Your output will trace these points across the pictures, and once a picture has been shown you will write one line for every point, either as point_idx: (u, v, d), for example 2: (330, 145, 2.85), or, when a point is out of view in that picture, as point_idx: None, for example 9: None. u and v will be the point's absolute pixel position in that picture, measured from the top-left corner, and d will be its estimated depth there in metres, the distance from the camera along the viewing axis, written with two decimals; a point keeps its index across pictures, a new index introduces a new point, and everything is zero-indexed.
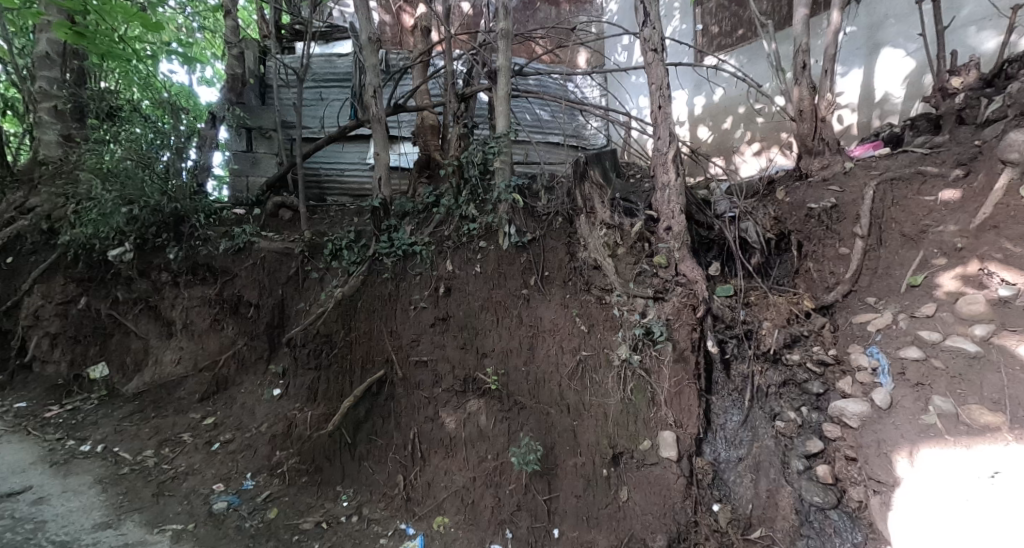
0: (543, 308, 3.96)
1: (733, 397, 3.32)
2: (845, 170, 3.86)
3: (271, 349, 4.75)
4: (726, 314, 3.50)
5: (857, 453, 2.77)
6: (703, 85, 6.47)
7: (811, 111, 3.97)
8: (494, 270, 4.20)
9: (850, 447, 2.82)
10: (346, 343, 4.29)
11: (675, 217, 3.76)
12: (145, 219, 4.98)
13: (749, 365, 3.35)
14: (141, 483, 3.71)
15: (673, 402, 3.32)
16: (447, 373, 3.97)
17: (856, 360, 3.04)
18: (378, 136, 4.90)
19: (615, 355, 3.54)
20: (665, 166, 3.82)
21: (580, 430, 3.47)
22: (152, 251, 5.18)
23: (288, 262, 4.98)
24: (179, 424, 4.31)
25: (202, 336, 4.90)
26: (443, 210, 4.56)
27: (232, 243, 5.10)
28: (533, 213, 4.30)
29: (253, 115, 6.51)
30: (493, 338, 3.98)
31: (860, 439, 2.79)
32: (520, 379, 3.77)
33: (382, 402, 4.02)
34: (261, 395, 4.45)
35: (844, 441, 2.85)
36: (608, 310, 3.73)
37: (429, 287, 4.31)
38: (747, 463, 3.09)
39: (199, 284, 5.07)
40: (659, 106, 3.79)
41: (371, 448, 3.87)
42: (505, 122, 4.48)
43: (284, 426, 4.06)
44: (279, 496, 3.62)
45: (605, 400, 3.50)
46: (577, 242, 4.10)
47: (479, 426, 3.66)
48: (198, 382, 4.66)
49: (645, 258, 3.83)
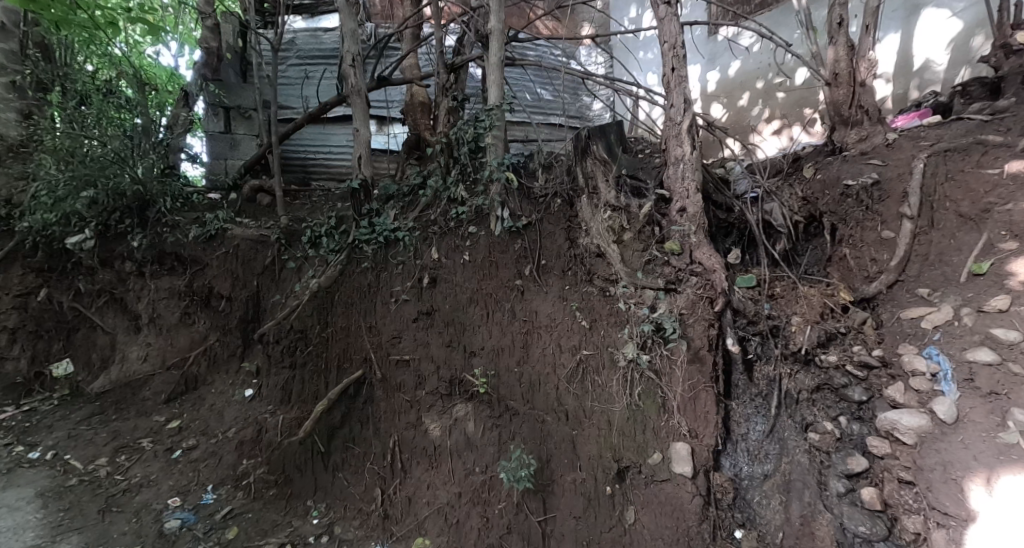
0: (539, 301, 3.54)
1: (756, 403, 2.91)
2: (888, 142, 3.29)
3: (245, 345, 4.33)
4: (749, 307, 3.05)
5: (915, 476, 2.29)
6: (718, 58, 6.01)
7: (850, 72, 3.43)
8: (484, 259, 3.76)
9: (905, 468, 2.35)
10: (322, 340, 3.90)
11: (690, 197, 3.28)
12: (109, 203, 4.60)
13: (776, 367, 2.92)
14: (88, 498, 3.31)
15: (686, 409, 2.91)
16: (431, 374, 3.55)
17: (910, 364, 2.55)
18: (357, 111, 4.43)
19: (619, 354, 3.12)
20: (678, 138, 3.33)
21: (580, 440, 3.03)
22: (116, 238, 4.77)
23: (264, 251, 4.60)
24: (141, 428, 3.92)
25: (171, 331, 4.49)
26: (430, 192, 4.12)
27: (203, 230, 4.71)
28: (529, 195, 3.88)
29: (232, 92, 6.04)
30: (482, 335, 3.56)
31: (920, 461, 2.31)
32: (512, 381, 3.34)
33: (360, 406, 3.61)
34: (231, 395, 4.05)
35: (896, 461, 2.39)
36: (612, 303, 3.30)
37: (412, 277, 3.88)
38: (775, 482, 2.67)
39: (167, 275, 4.69)
40: (672, 68, 3.30)
41: (346, 458, 3.46)
42: (499, 94, 4.00)
43: (253, 431, 3.68)
44: (241, 513, 3.22)
45: (608, 407, 3.07)
46: (578, 227, 3.65)
47: (466, 434, 3.24)
48: (165, 381, 4.26)
49: (655, 244, 3.38)
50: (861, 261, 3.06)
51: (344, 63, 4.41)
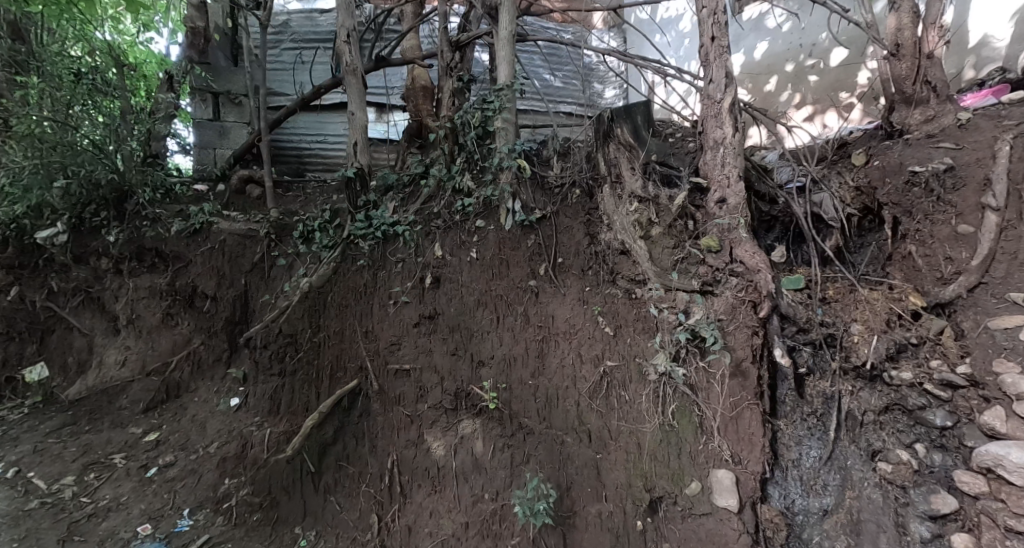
0: (555, 304, 3.16)
1: (809, 425, 2.51)
2: (960, 122, 2.78)
3: (231, 350, 3.96)
4: (801, 313, 2.67)
5: None
6: (743, 40, 5.62)
7: (914, 42, 2.96)
8: (494, 256, 3.38)
9: (1015, 515, 1.92)
10: (314, 346, 3.52)
11: (731, 186, 2.88)
12: (84, 193, 4.22)
13: (834, 382, 2.53)
14: (48, 524, 2.95)
15: (727, 430, 2.55)
16: (434, 386, 3.18)
17: (1014, 387, 2.09)
18: (352, 92, 4.02)
19: (649, 367, 2.77)
20: (718, 119, 2.92)
21: (606, 466, 2.67)
22: (91, 233, 4.38)
23: (252, 246, 4.23)
24: (114, 442, 3.54)
25: (151, 334, 4.11)
26: (433, 181, 3.71)
27: (187, 224, 4.34)
28: (543, 185, 3.49)
29: (221, 76, 5.61)
30: (491, 342, 3.18)
31: None
32: (527, 396, 2.98)
33: (355, 421, 3.25)
34: (215, 405, 3.67)
35: (1001, 506, 1.97)
36: (641, 308, 2.94)
37: (412, 277, 3.50)
38: (838, 520, 2.28)
39: (146, 272, 4.29)
40: (712, 37, 2.90)
41: (339, 479, 3.10)
42: (508, 72, 3.66)
43: (238, 446, 3.30)
44: (219, 543, 2.84)
45: (638, 427, 2.71)
46: (599, 220, 3.25)
47: (473, 454, 2.90)
48: (144, 389, 3.88)
49: (688, 240, 2.98)
50: (932, 259, 2.59)
51: (338, 40, 4.01)
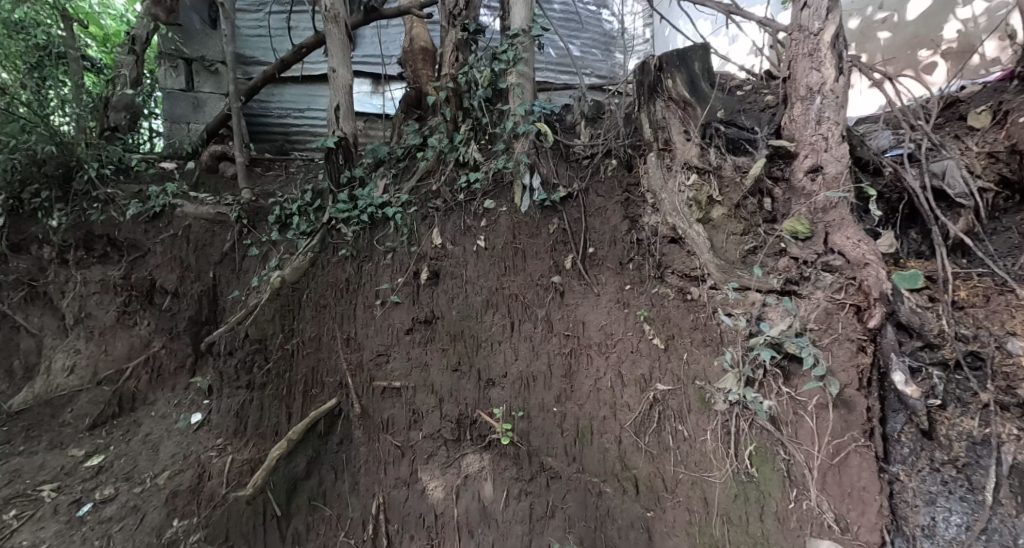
0: (586, 307, 2.49)
1: (945, 480, 1.84)
2: None
3: (198, 355, 3.18)
4: (929, 324, 1.97)
5: None
6: None
7: None
8: (508, 246, 2.69)
9: None
10: (285, 354, 2.84)
11: (833, 150, 2.15)
12: (20, 167, 3.26)
13: (986, 422, 1.84)
14: None
15: (828, 484, 1.89)
16: (432, 411, 2.54)
17: None
18: (334, 45, 3.27)
19: (716, 394, 2.10)
20: (814, 59, 2.20)
21: (659, 528, 2.06)
22: (32, 217, 3.41)
23: (223, 233, 3.49)
24: (48, 468, 2.68)
25: (105, 336, 3.16)
26: (432, 154, 2.97)
27: (144, 206, 3.48)
28: (567, 157, 2.77)
29: (194, 39, 4.83)
30: (503, 357, 2.53)
31: None
32: (549, 428, 2.35)
33: (333, 450, 2.59)
34: (173, 423, 2.88)
35: None
36: (702, 314, 2.26)
37: (406, 270, 2.82)
38: None
39: (97, 264, 3.38)
40: None
41: (312, 525, 2.44)
42: (525, 16, 2.96)
43: (193, 476, 2.52)
44: None
45: (702, 476, 2.06)
46: (641, 200, 2.55)
47: (481, 500, 2.31)
48: (93, 400, 2.99)
49: (764, 226, 2.27)
50: None
51: None
